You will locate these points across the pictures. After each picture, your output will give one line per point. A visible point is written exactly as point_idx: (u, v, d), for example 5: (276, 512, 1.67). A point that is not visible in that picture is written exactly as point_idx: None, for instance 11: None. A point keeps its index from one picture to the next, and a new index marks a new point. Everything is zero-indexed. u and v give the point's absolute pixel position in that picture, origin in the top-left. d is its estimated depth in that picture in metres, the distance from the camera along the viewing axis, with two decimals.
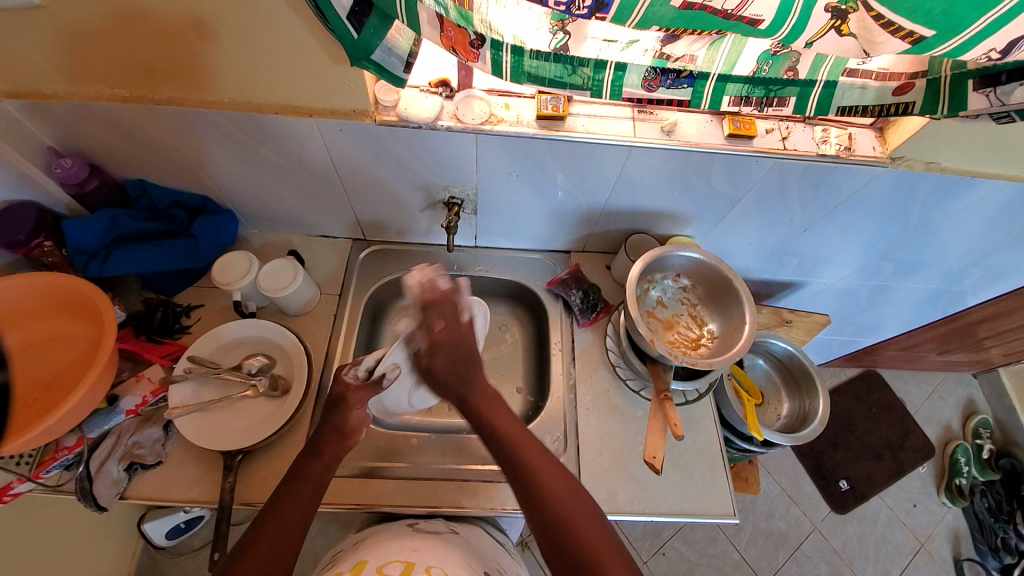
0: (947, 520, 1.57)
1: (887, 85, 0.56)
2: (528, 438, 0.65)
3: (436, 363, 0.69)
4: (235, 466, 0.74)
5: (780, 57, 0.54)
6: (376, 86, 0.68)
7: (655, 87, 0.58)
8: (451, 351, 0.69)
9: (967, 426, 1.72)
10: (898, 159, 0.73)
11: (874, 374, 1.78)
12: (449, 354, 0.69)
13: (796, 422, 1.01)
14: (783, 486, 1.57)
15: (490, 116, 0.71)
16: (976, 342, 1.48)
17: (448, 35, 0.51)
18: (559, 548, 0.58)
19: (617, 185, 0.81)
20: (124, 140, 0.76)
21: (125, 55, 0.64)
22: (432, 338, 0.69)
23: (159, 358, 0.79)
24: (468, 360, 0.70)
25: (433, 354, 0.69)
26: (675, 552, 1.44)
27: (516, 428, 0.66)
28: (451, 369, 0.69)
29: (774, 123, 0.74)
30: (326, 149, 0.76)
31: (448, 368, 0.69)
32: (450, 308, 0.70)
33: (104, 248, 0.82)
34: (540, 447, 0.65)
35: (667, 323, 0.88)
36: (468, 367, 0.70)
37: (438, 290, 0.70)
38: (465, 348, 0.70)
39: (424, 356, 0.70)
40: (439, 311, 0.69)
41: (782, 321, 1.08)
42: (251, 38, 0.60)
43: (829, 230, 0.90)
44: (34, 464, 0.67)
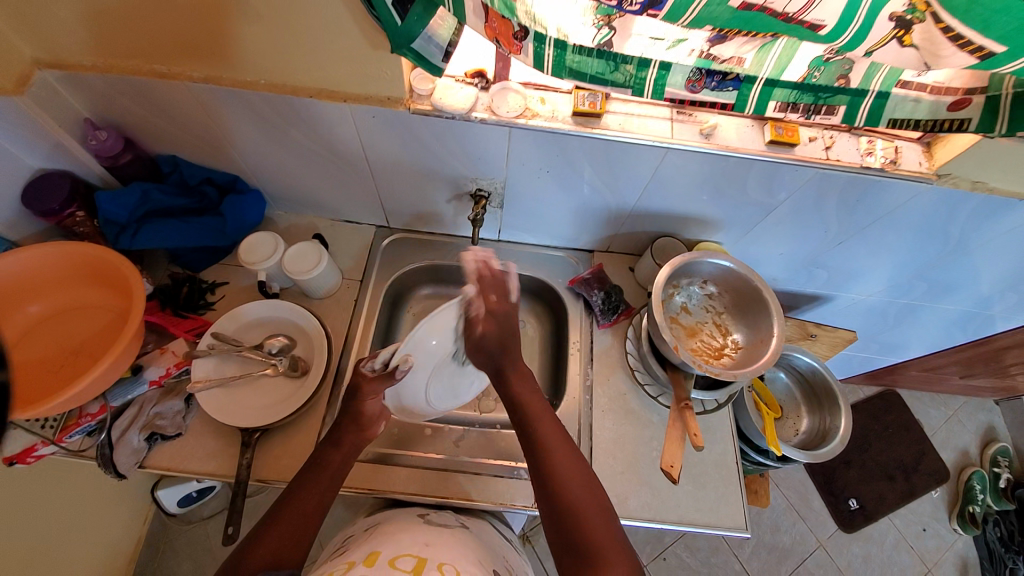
0: (957, 547, 1.53)
1: (942, 99, 0.54)
2: (551, 418, 0.67)
3: (487, 332, 0.72)
4: (253, 444, 0.75)
5: (832, 63, 0.52)
6: (412, 74, 0.68)
7: (698, 88, 0.57)
8: (502, 322, 0.73)
9: (986, 453, 1.67)
10: (945, 176, 0.71)
11: (892, 393, 1.74)
12: (497, 330, 0.72)
13: (814, 439, 0.99)
14: (791, 501, 1.55)
15: (525, 110, 0.70)
16: (1004, 368, 1.43)
17: (492, 25, 0.51)
18: (566, 541, 0.57)
19: (649, 187, 0.79)
20: (160, 115, 0.76)
21: (165, 31, 0.64)
22: (488, 306, 0.72)
23: (183, 332, 0.81)
24: (514, 336, 0.74)
25: (485, 322, 0.72)
26: (677, 558, 1.44)
27: (540, 409, 0.68)
28: (489, 355, 0.71)
29: (817, 132, 0.72)
30: (358, 135, 0.76)
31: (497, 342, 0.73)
32: (497, 280, 0.73)
33: (135, 222, 0.83)
34: (562, 434, 0.66)
35: (690, 330, 0.87)
36: (514, 340, 0.74)
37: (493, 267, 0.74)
38: (513, 331, 0.74)
39: (478, 324, 0.72)
40: (491, 287, 0.73)
41: (805, 334, 1.05)
42: (292, 23, 0.61)
43: (863, 245, 0.88)
44: (58, 428, 0.69)
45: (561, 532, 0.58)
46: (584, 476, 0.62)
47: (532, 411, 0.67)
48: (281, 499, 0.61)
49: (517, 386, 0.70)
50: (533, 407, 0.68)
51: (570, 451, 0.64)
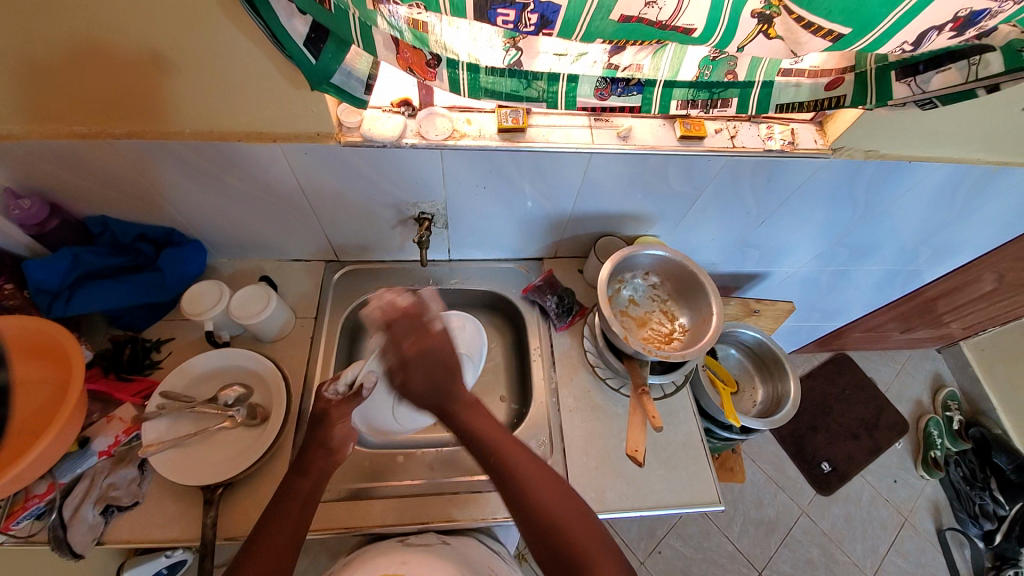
0: (927, 493, 1.62)
1: (819, 81, 0.60)
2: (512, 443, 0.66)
3: (409, 380, 0.67)
4: (216, 500, 0.72)
5: (719, 61, 0.58)
6: (338, 109, 0.70)
7: (606, 95, 0.61)
8: (424, 367, 0.67)
9: (936, 399, 1.80)
10: (839, 149, 0.78)
11: (844, 356, 1.86)
12: (423, 376, 0.67)
13: (771, 406, 1.05)
14: (769, 474, 1.61)
15: (453, 132, 0.73)
16: (936, 317, 1.55)
17: (404, 56, 0.53)
18: (552, 555, 0.58)
19: (582, 191, 0.83)
20: (85, 176, 0.75)
21: (83, 92, 0.64)
22: (400, 356, 0.67)
23: (130, 397, 0.78)
24: (446, 371, 0.68)
25: (407, 371, 0.66)
26: (671, 550, 1.45)
27: (491, 429, 0.67)
28: (428, 384, 0.66)
29: (722, 123, 0.78)
30: (293, 174, 0.77)
31: (425, 382, 0.67)
32: (412, 321, 0.68)
33: (67, 287, 0.80)
34: (525, 451, 0.66)
35: (640, 320, 0.92)
36: (444, 379, 0.68)
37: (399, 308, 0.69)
38: (438, 362, 0.68)
39: (397, 374, 0.67)
40: (403, 332, 0.68)
41: (750, 311, 1.12)
42: (213, 72, 0.62)
43: (785, 220, 0.95)
44: (3, 516, 0.66)
45: (543, 542, 0.59)
46: (561, 488, 0.63)
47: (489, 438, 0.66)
48: (247, 545, 0.59)
49: (465, 420, 0.67)
50: (494, 437, 0.66)
51: (541, 466, 0.65)
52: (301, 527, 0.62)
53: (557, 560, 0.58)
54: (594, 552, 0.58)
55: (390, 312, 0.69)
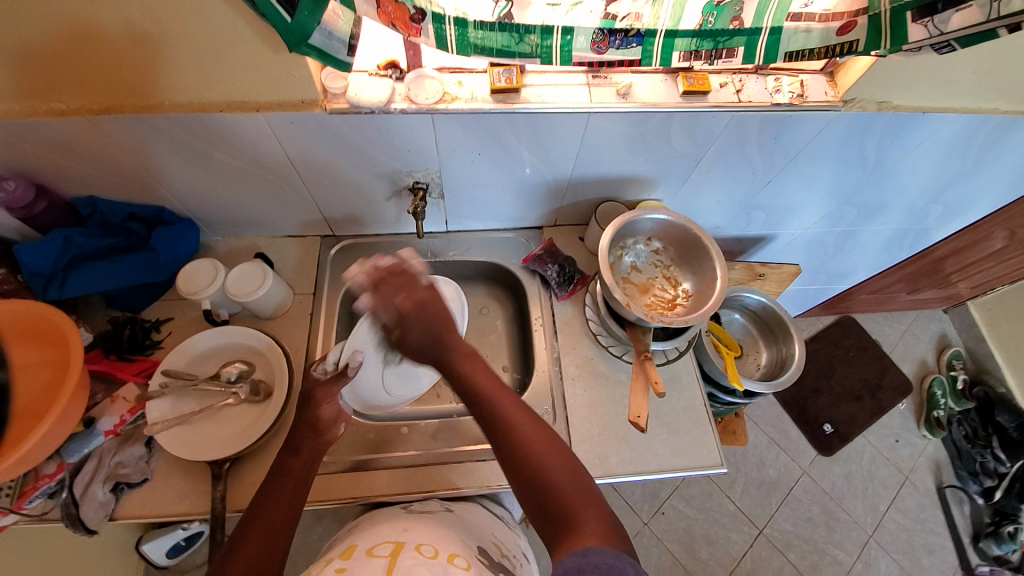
0: (929, 451, 1.64)
1: (831, 26, 0.56)
2: (512, 399, 0.64)
3: (407, 336, 0.66)
4: (225, 475, 0.73)
5: (724, 6, 0.54)
6: (322, 74, 0.67)
7: (604, 49, 0.57)
8: (420, 318, 0.65)
9: (941, 359, 1.79)
10: (850, 101, 0.75)
11: (849, 319, 1.84)
12: (421, 330, 0.65)
13: (775, 370, 1.04)
14: (772, 436, 1.63)
15: (444, 95, 0.70)
16: (944, 277, 1.53)
17: (386, 10, 0.50)
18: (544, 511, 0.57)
19: (581, 155, 0.81)
20: (68, 156, 0.73)
21: (58, 66, 0.61)
22: (395, 311, 0.65)
23: (131, 375, 0.78)
24: (440, 326, 0.66)
25: (404, 328, 0.65)
26: (675, 511, 1.48)
27: (492, 385, 0.66)
28: (424, 336, 0.65)
29: (727, 77, 0.75)
30: (282, 147, 0.74)
31: (420, 338, 0.66)
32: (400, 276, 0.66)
33: (61, 270, 0.79)
34: (521, 408, 0.64)
35: (642, 286, 0.90)
36: (441, 332, 0.66)
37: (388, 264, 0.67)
38: (434, 313, 0.66)
39: (393, 330, 0.66)
40: (397, 285, 0.66)
41: (755, 275, 1.10)
42: (187, 38, 0.58)
43: (792, 181, 0.92)
44: (14, 496, 0.67)
45: (533, 497, 0.58)
46: (555, 445, 0.61)
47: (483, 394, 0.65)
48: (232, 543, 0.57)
49: (467, 374, 0.66)
50: (491, 393, 0.65)
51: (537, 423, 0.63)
52: (293, 502, 0.63)
53: (546, 516, 0.57)
54: (581, 505, 0.56)
55: (375, 273, 0.66)
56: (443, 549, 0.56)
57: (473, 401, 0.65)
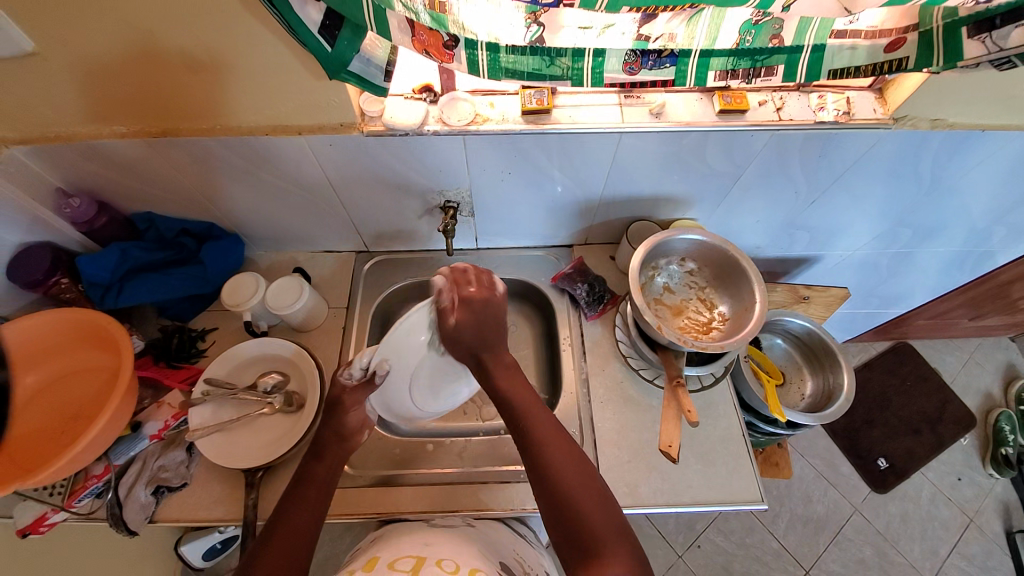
0: (997, 492, 1.49)
1: (878, 43, 0.54)
2: (544, 413, 0.64)
3: (462, 323, 0.68)
4: (257, 483, 0.76)
5: (762, 25, 0.53)
6: (361, 99, 0.70)
7: (636, 70, 0.57)
8: (478, 317, 0.69)
9: (1009, 392, 1.64)
10: (901, 119, 0.71)
11: (904, 345, 1.72)
12: (473, 320, 0.68)
13: (820, 400, 0.98)
14: (818, 469, 1.53)
15: (475, 117, 0.71)
16: (1012, 303, 1.41)
17: (420, 38, 0.51)
18: (565, 533, 0.55)
19: (613, 174, 0.80)
20: (130, 175, 0.78)
21: (122, 94, 0.66)
22: (461, 298, 0.69)
23: (177, 383, 0.82)
24: (495, 326, 0.69)
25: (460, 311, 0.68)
26: (711, 545, 1.41)
27: (527, 396, 0.65)
28: (475, 329, 0.68)
29: (767, 95, 0.72)
30: (320, 167, 0.77)
31: (475, 331, 0.69)
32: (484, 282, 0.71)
33: (118, 280, 0.84)
34: (552, 420, 0.64)
35: (675, 308, 0.87)
36: (493, 329, 0.69)
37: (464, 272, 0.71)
38: (494, 312, 0.70)
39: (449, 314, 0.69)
40: (464, 281, 0.71)
41: (799, 298, 1.05)
42: (236, 65, 0.62)
43: (838, 200, 0.88)
44: (65, 493, 0.70)
45: (557, 521, 0.56)
46: (584, 466, 0.60)
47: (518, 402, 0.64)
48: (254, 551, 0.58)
49: (507, 388, 0.66)
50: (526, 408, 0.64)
51: (568, 443, 0.62)
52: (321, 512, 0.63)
53: (565, 536, 0.55)
54: (604, 531, 0.54)
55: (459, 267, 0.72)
56: (465, 565, 0.55)
57: (507, 408, 0.65)
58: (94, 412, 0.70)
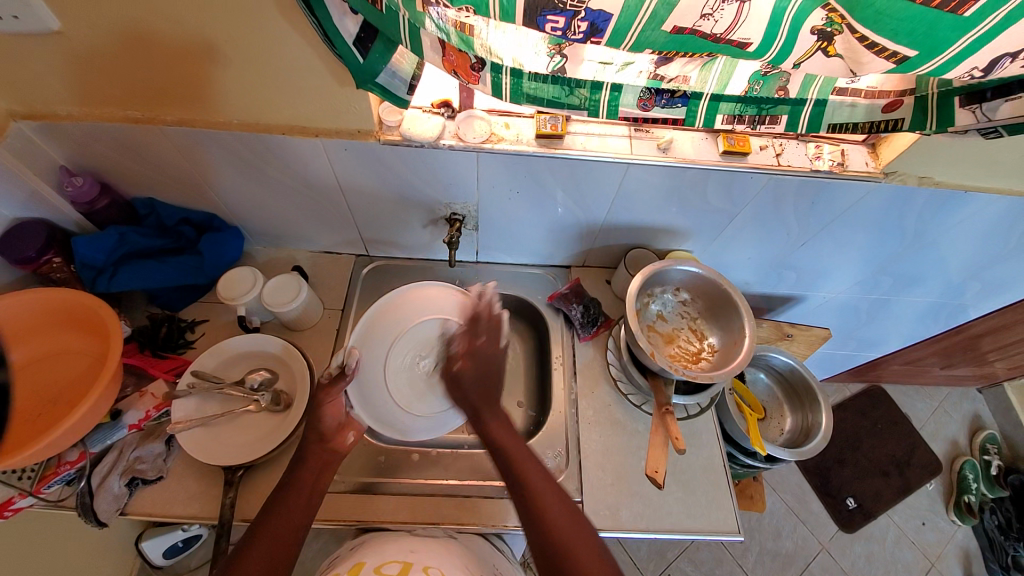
0: (957, 539, 1.53)
1: (876, 102, 0.57)
2: (531, 459, 0.63)
3: (465, 369, 0.66)
4: (236, 481, 0.74)
5: (770, 77, 0.56)
6: (380, 108, 0.71)
7: (650, 106, 0.60)
8: (478, 367, 0.66)
9: (974, 442, 1.70)
10: (892, 173, 0.75)
11: (878, 389, 1.77)
12: (475, 369, 0.66)
13: (799, 436, 1.01)
14: (789, 504, 1.55)
15: (491, 135, 0.73)
16: (980, 356, 1.47)
17: (450, 58, 0.53)
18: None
19: (617, 202, 0.82)
20: (138, 160, 0.78)
21: (143, 82, 0.67)
22: (469, 346, 0.67)
23: (163, 372, 0.80)
24: (495, 377, 0.67)
25: (468, 358, 0.66)
26: (681, 574, 1.41)
27: (513, 442, 0.64)
28: (476, 381, 0.66)
29: (768, 140, 0.76)
30: (331, 170, 0.78)
31: (473, 379, 0.66)
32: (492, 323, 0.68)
33: (112, 265, 0.84)
34: (538, 460, 0.64)
35: (667, 336, 0.89)
36: (494, 384, 0.66)
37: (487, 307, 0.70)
38: (490, 365, 0.67)
39: (455, 361, 0.67)
40: (478, 330, 0.68)
41: (782, 334, 1.08)
42: (263, 67, 0.64)
43: (827, 245, 0.92)
44: (35, 479, 0.68)
45: (548, 562, 0.57)
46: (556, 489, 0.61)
47: (507, 453, 0.63)
48: (232, 558, 0.58)
49: (491, 429, 0.65)
50: (517, 456, 0.63)
51: (542, 469, 0.63)
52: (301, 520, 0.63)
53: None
54: (581, 550, 0.57)
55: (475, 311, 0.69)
56: None
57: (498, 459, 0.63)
58: (77, 396, 0.68)
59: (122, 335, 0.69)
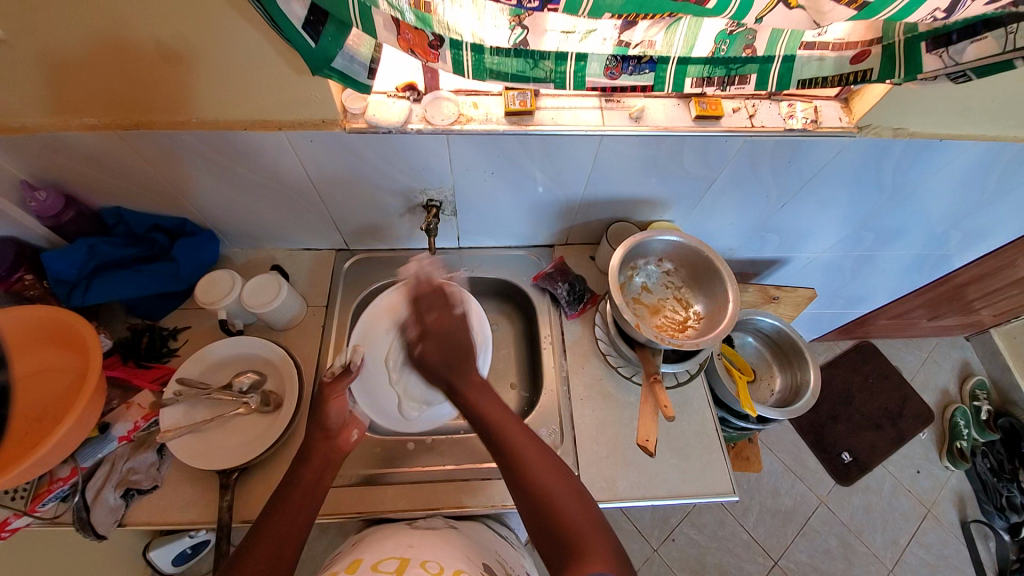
0: (951, 484, 1.58)
1: (844, 54, 0.57)
2: (517, 426, 0.64)
3: (427, 351, 0.70)
4: (232, 484, 0.74)
5: (736, 35, 0.55)
6: (343, 95, 0.69)
7: (617, 75, 0.58)
8: (441, 339, 0.70)
9: (964, 388, 1.74)
10: (864, 128, 0.74)
11: (867, 344, 1.80)
12: (438, 348, 0.70)
13: (789, 395, 1.03)
14: (786, 463, 1.58)
15: (459, 116, 0.72)
16: (965, 304, 1.49)
17: (406, 37, 0.52)
18: (550, 538, 0.56)
19: (593, 175, 0.81)
20: (102, 169, 0.76)
21: (95, 86, 0.64)
22: (422, 327, 0.71)
23: (147, 383, 0.80)
24: (460, 348, 0.70)
25: (424, 342, 0.70)
26: (685, 538, 1.44)
27: (498, 412, 0.65)
28: (440, 357, 0.69)
29: (740, 102, 0.75)
30: (300, 164, 0.76)
31: (438, 357, 0.69)
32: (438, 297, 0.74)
33: (85, 278, 0.81)
34: (528, 433, 0.64)
35: (653, 307, 0.90)
36: (460, 353, 0.70)
37: (430, 285, 0.75)
38: (455, 336, 0.71)
39: (415, 345, 0.71)
40: (427, 305, 0.73)
41: (769, 297, 1.07)
42: (219, 63, 0.61)
43: (807, 204, 0.91)
44: (29, 497, 0.67)
45: (539, 525, 0.58)
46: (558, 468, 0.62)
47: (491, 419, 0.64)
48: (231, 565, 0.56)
49: (478, 402, 0.66)
50: (505, 423, 0.64)
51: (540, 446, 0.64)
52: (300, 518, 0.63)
53: (550, 539, 0.56)
54: (583, 525, 0.56)
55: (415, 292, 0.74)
56: (448, 566, 0.56)
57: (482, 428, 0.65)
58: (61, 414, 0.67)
59: (102, 348, 0.68)
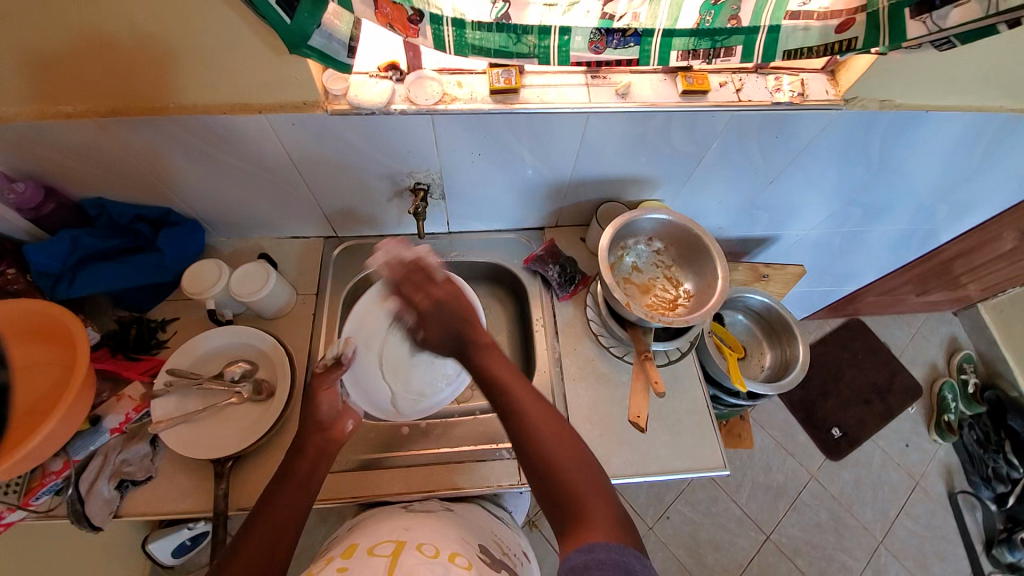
0: (939, 456, 1.61)
1: (830, 24, 0.56)
2: (523, 386, 0.66)
3: (430, 332, 0.75)
4: (227, 472, 0.74)
5: (721, 5, 0.55)
6: (324, 76, 0.68)
7: (601, 49, 0.57)
8: (438, 317, 0.74)
9: (952, 362, 1.77)
10: (852, 99, 0.74)
11: (857, 321, 1.82)
12: (438, 326, 0.74)
13: (779, 371, 1.04)
14: (778, 439, 1.61)
15: (444, 96, 0.70)
16: (953, 279, 1.51)
17: (384, 11, 0.50)
18: (552, 500, 0.57)
19: (582, 155, 0.81)
20: (80, 160, 0.74)
21: (67, 71, 0.63)
22: (418, 311, 0.76)
23: (137, 374, 0.79)
24: (462, 323, 0.73)
25: (425, 325, 0.75)
26: (679, 515, 1.47)
27: (508, 373, 0.67)
28: (442, 333, 0.73)
29: (727, 76, 0.75)
30: (283, 148, 0.75)
31: (440, 333, 0.74)
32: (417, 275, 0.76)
33: (70, 270, 0.80)
34: (534, 393, 0.65)
35: (643, 287, 0.90)
36: (459, 327, 0.73)
37: (403, 267, 0.77)
38: (449, 308, 0.74)
39: (420, 329, 0.78)
40: (414, 283, 0.76)
41: (759, 276, 1.10)
42: (195, 44, 0.60)
43: (796, 180, 0.91)
44: (22, 492, 0.67)
45: (541, 486, 0.59)
46: (562, 429, 0.62)
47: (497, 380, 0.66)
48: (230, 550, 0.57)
49: (484, 361, 0.69)
50: (516, 392, 0.65)
51: (547, 406, 0.64)
52: (296, 504, 0.63)
53: (552, 502, 0.57)
54: (585, 488, 0.57)
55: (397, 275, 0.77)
56: (444, 548, 0.57)
57: (490, 389, 0.67)
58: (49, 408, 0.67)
59: (87, 340, 0.67)
